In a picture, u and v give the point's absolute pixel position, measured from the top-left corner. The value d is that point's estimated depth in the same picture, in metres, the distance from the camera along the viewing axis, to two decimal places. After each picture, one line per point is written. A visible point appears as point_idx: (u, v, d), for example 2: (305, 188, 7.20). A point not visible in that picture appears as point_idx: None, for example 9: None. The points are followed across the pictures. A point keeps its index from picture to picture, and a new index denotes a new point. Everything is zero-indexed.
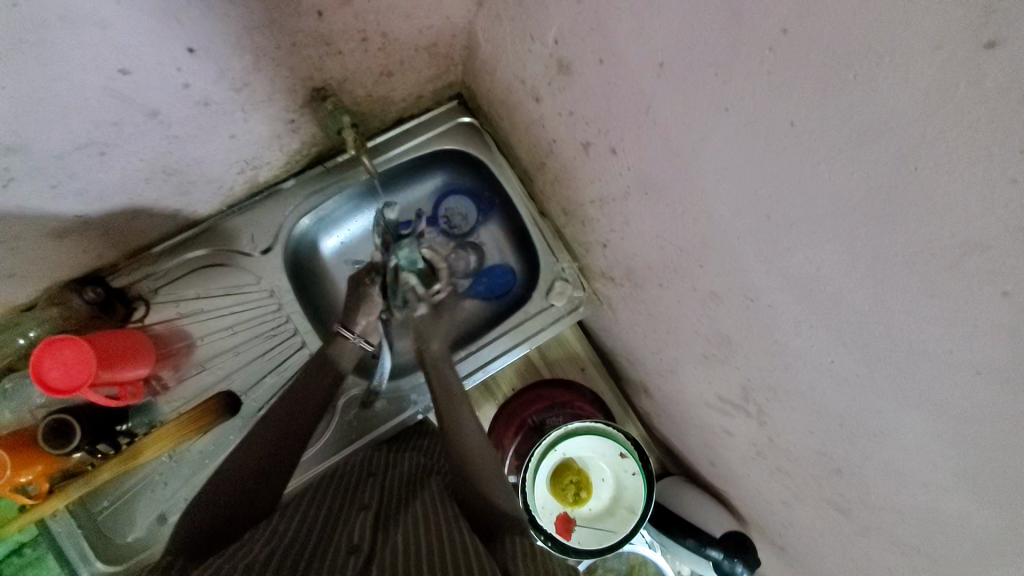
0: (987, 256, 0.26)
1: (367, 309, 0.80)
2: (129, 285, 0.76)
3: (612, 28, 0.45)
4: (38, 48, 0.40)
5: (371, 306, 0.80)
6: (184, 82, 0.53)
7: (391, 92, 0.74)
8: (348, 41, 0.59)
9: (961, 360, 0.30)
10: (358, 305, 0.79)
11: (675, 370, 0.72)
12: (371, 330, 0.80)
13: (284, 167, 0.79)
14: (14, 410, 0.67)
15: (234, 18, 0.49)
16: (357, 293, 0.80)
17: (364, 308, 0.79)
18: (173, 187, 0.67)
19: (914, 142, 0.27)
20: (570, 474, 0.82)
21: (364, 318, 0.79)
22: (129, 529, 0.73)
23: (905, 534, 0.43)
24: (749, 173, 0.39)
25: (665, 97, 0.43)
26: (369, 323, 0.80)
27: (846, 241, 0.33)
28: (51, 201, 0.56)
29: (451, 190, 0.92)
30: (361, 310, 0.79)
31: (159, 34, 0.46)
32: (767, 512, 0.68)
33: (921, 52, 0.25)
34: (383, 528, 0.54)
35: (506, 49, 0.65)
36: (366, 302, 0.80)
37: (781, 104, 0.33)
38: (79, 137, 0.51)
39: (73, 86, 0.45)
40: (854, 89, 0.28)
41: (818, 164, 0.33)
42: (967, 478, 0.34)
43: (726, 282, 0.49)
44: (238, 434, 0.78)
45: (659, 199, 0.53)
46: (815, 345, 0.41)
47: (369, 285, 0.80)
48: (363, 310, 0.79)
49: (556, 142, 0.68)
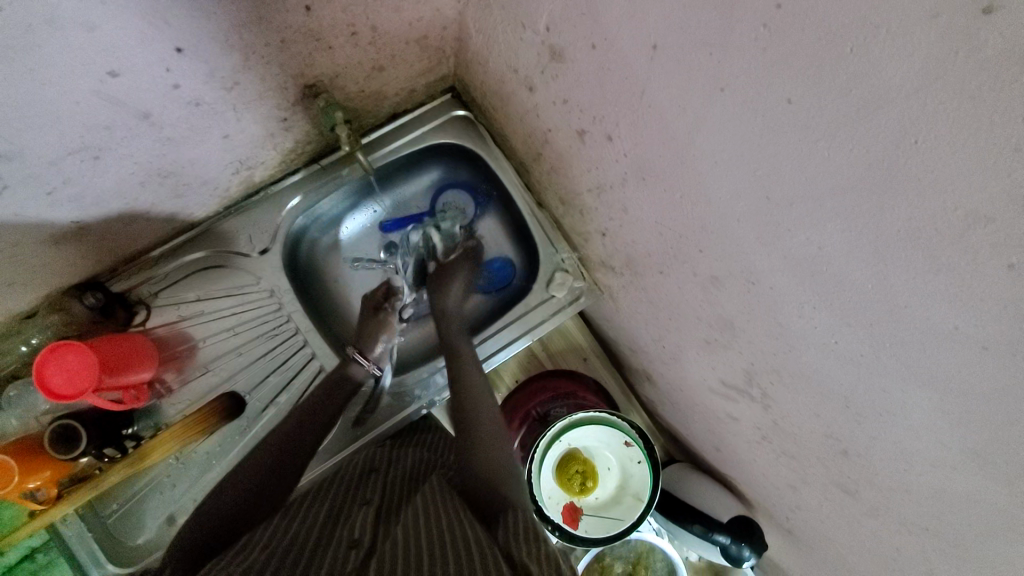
0: (992, 229, 0.25)
1: (384, 335, 0.81)
2: (129, 290, 0.76)
3: (604, 12, 0.44)
4: (25, 53, 0.40)
5: (389, 332, 0.82)
6: (174, 83, 0.52)
7: (383, 86, 0.73)
8: (338, 35, 0.59)
9: (967, 336, 0.30)
10: (377, 332, 0.80)
11: (678, 357, 0.72)
12: (384, 357, 0.81)
13: (279, 166, 0.79)
14: (20, 415, 0.68)
15: (221, 15, 0.48)
16: (375, 318, 0.82)
17: (382, 334, 0.81)
18: (169, 189, 0.67)
19: (914, 115, 0.26)
20: (576, 465, 0.83)
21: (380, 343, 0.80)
22: (139, 531, 0.74)
23: (913, 512, 0.43)
24: (746, 154, 0.38)
25: (660, 81, 0.43)
26: (384, 349, 0.81)
27: (847, 219, 0.33)
28: (47, 208, 0.56)
29: (448, 184, 0.91)
30: (379, 336, 0.81)
31: (147, 35, 0.45)
32: (774, 496, 0.69)
33: (919, 21, 0.24)
34: (384, 524, 0.54)
35: (498, 39, 0.64)
36: (383, 327, 0.81)
37: (777, 82, 0.33)
38: (72, 142, 0.51)
39: (62, 90, 0.45)
40: (851, 63, 0.28)
41: (817, 141, 0.32)
42: (976, 454, 0.33)
43: (726, 266, 0.49)
44: (243, 434, 0.78)
45: (657, 184, 0.53)
46: (818, 326, 0.41)
47: (390, 311, 0.83)
48: (380, 337, 0.81)
49: (551, 132, 0.68)
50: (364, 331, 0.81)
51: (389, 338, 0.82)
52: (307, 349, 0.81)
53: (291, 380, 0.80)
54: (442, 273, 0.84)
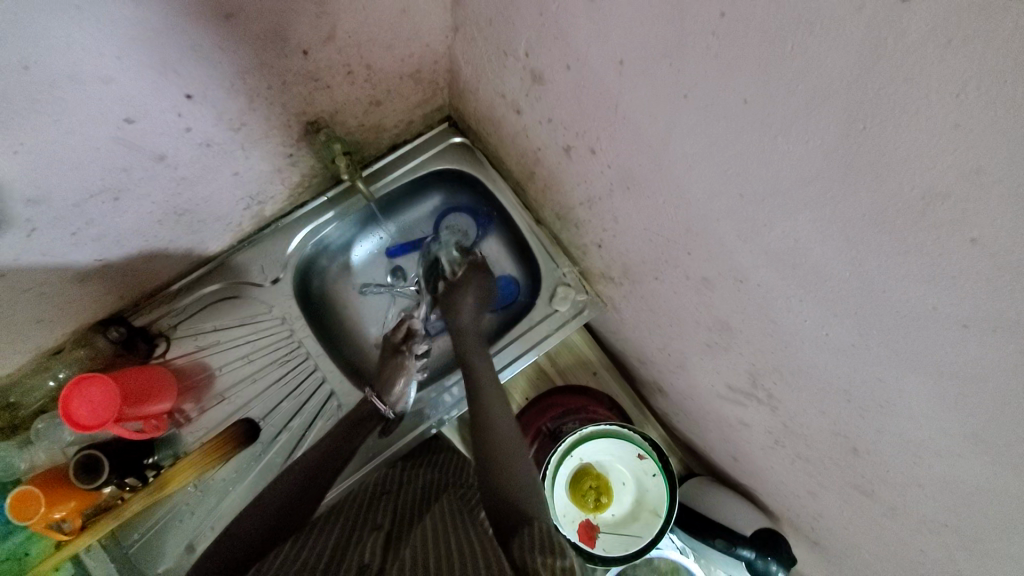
0: (948, 204, 0.26)
1: (403, 376, 0.83)
2: (151, 323, 0.80)
3: (573, 35, 0.47)
4: (52, 104, 0.44)
5: (408, 374, 0.83)
6: (186, 126, 0.57)
7: (382, 119, 0.78)
8: (334, 75, 0.63)
9: (947, 315, 0.30)
10: (394, 375, 0.82)
11: (684, 364, 0.71)
12: (402, 398, 0.83)
13: (287, 199, 0.83)
14: (47, 450, 0.71)
15: (227, 63, 0.53)
16: (393, 360, 0.84)
17: (401, 377, 0.83)
18: (185, 226, 0.71)
19: (858, 103, 0.27)
20: (590, 480, 0.81)
21: (397, 387, 0.82)
22: (160, 560, 0.75)
23: (931, 510, 0.41)
24: (717, 156, 0.40)
25: (630, 93, 0.45)
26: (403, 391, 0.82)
27: (815, 209, 0.34)
28: (72, 248, 0.60)
29: (449, 207, 0.94)
30: (396, 380, 0.82)
31: (160, 84, 0.50)
32: (796, 505, 0.66)
33: (848, 14, 0.26)
34: (394, 549, 0.54)
35: (484, 68, 0.68)
36: (402, 369, 0.83)
37: (731, 86, 0.34)
38: (94, 185, 0.55)
39: (84, 138, 0.49)
40: (794, 61, 0.29)
41: (776, 137, 0.33)
42: (977, 438, 0.33)
43: (715, 267, 0.50)
44: (259, 460, 0.80)
45: (641, 192, 0.54)
46: (809, 319, 0.41)
47: (407, 354, 0.84)
48: (399, 379, 0.83)
49: (541, 150, 0.70)
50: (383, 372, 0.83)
51: (408, 379, 0.83)
52: (319, 373, 0.84)
53: (304, 405, 0.82)
54: (447, 295, 0.85)
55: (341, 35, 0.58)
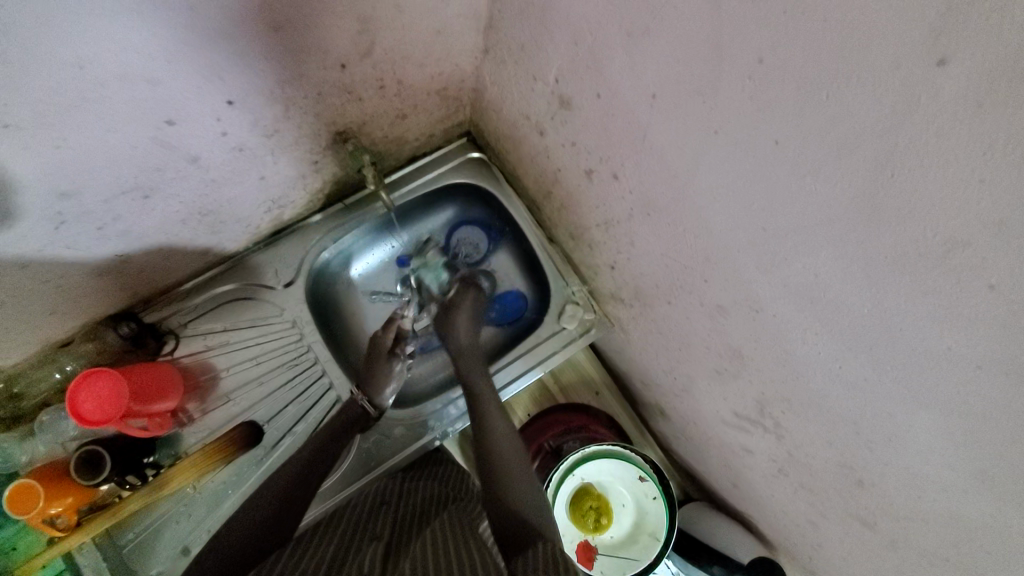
0: (969, 251, 0.28)
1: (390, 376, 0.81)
2: (161, 320, 0.80)
3: (607, 67, 0.50)
4: (100, 103, 0.45)
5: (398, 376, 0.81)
6: (222, 131, 0.58)
7: (406, 132, 0.80)
8: (367, 89, 0.65)
9: (962, 356, 0.31)
10: (384, 376, 0.80)
11: (690, 388, 0.72)
12: (388, 398, 0.82)
13: (306, 205, 0.84)
14: (47, 443, 0.70)
15: (268, 73, 0.55)
16: (382, 360, 0.81)
17: (390, 377, 0.81)
18: (206, 226, 0.72)
19: (887, 153, 0.29)
20: (590, 500, 0.81)
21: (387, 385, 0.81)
22: (153, 561, 0.74)
23: (934, 545, 0.42)
24: (742, 189, 0.41)
25: (660, 126, 0.47)
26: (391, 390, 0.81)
27: (837, 246, 0.35)
28: (97, 242, 0.61)
29: (463, 221, 0.96)
30: (386, 380, 0.80)
31: (203, 90, 0.52)
32: (796, 536, 0.66)
33: (885, 72, 0.27)
34: (392, 560, 0.53)
35: (511, 89, 0.70)
36: (389, 367, 0.81)
37: (764, 128, 0.36)
38: (127, 183, 0.56)
39: (124, 136, 0.50)
40: (828, 108, 0.31)
41: (804, 177, 0.35)
42: (984, 477, 0.34)
43: (731, 294, 0.51)
44: (258, 465, 0.79)
45: (661, 219, 0.56)
46: (822, 351, 0.42)
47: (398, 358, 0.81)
48: (389, 379, 0.81)
49: (561, 171, 0.72)
50: (371, 372, 0.80)
51: (395, 378, 0.81)
52: (325, 378, 0.84)
53: (308, 411, 0.82)
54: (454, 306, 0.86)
55: (378, 52, 0.60)
